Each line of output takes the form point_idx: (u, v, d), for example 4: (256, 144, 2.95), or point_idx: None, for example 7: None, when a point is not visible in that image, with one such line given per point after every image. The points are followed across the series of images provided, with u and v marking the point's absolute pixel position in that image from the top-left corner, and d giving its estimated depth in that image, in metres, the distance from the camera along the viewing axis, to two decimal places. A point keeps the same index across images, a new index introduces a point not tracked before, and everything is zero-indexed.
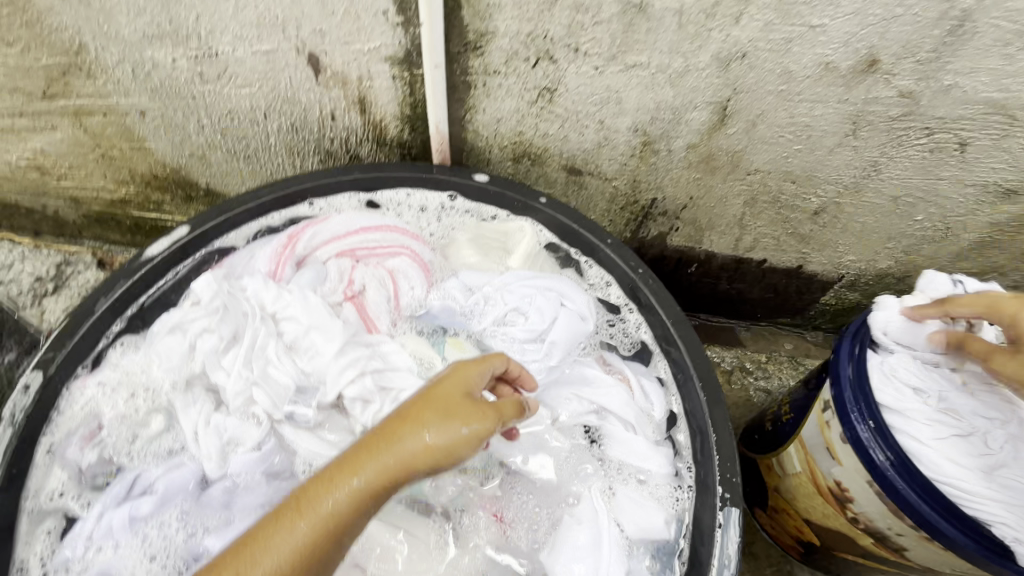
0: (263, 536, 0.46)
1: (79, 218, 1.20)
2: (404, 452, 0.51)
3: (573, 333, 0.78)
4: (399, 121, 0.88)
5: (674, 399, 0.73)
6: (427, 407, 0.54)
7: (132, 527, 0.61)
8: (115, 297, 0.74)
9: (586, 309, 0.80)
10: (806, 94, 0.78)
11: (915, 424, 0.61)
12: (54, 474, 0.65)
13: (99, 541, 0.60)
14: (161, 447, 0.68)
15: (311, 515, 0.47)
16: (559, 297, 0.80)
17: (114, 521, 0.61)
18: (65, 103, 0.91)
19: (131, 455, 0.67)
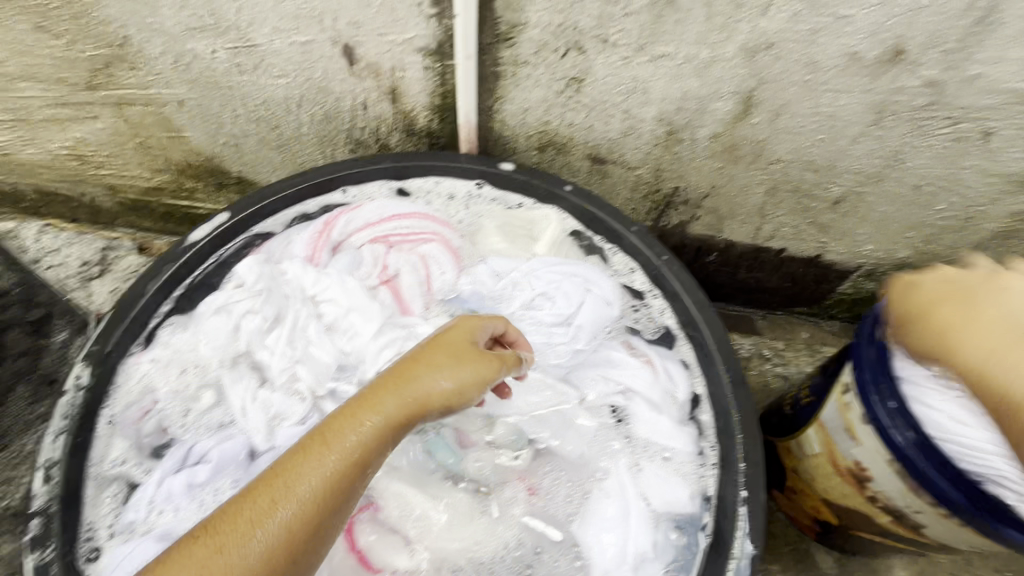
0: (296, 469, 0.51)
1: (115, 206, 1.24)
2: (417, 392, 0.57)
3: (599, 319, 0.82)
4: (429, 111, 0.91)
5: (698, 381, 0.75)
6: (437, 354, 0.60)
7: (190, 492, 0.66)
8: (163, 279, 0.77)
9: (610, 296, 0.83)
10: (831, 84, 0.79)
11: (921, 377, 0.66)
12: (116, 443, 0.69)
13: (160, 505, 0.65)
14: (212, 420, 0.73)
15: (337, 448, 0.52)
16: (585, 283, 0.84)
17: (173, 486, 0.66)
18: (107, 94, 0.95)
19: (184, 427, 0.72)
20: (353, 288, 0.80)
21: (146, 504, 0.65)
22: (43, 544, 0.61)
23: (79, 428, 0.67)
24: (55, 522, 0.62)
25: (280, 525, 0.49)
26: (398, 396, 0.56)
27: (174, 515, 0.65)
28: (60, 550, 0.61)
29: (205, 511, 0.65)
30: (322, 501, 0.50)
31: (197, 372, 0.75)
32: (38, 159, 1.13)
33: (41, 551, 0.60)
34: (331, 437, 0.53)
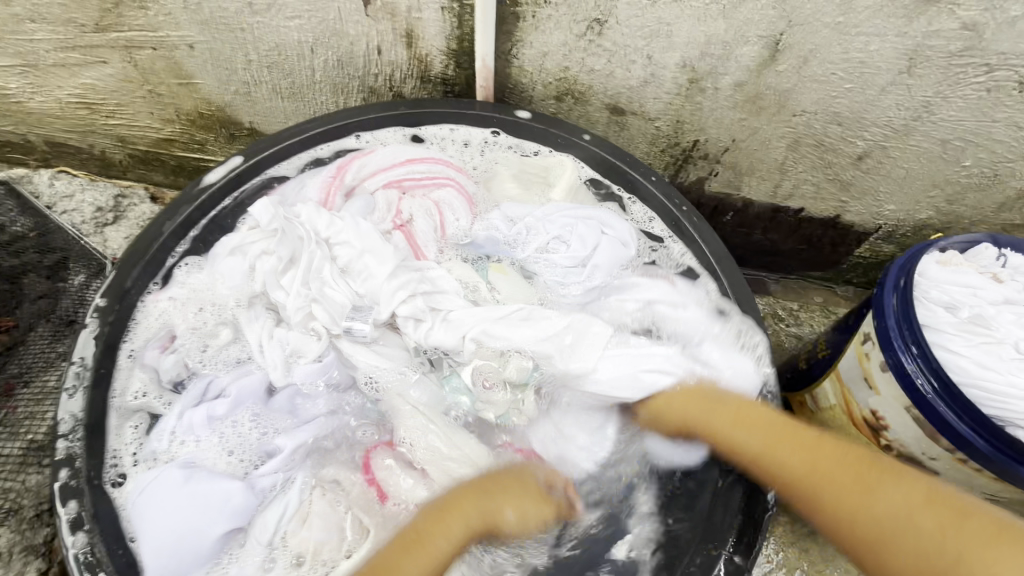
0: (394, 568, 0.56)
1: (125, 158, 1.23)
2: (496, 508, 0.64)
3: (615, 257, 0.82)
4: (445, 56, 0.88)
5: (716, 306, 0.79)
6: (511, 481, 0.66)
7: (210, 424, 0.67)
8: (179, 220, 0.77)
9: (624, 237, 0.83)
10: (864, 26, 0.76)
11: (947, 335, 0.65)
12: (136, 376, 0.69)
13: (182, 436, 0.67)
14: (231, 357, 0.73)
15: (429, 549, 0.59)
16: (600, 224, 0.83)
17: (194, 418, 0.67)
18: (117, 36, 0.93)
19: (203, 362, 0.72)
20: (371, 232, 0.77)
21: (167, 436, 0.66)
22: (69, 469, 0.62)
23: (99, 361, 0.68)
24: (80, 448, 0.63)
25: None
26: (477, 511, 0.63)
27: (195, 446, 0.67)
28: (87, 476, 0.62)
29: (229, 441, 0.68)
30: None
31: (215, 311, 0.75)
32: (48, 108, 1.11)
33: (70, 475, 0.61)
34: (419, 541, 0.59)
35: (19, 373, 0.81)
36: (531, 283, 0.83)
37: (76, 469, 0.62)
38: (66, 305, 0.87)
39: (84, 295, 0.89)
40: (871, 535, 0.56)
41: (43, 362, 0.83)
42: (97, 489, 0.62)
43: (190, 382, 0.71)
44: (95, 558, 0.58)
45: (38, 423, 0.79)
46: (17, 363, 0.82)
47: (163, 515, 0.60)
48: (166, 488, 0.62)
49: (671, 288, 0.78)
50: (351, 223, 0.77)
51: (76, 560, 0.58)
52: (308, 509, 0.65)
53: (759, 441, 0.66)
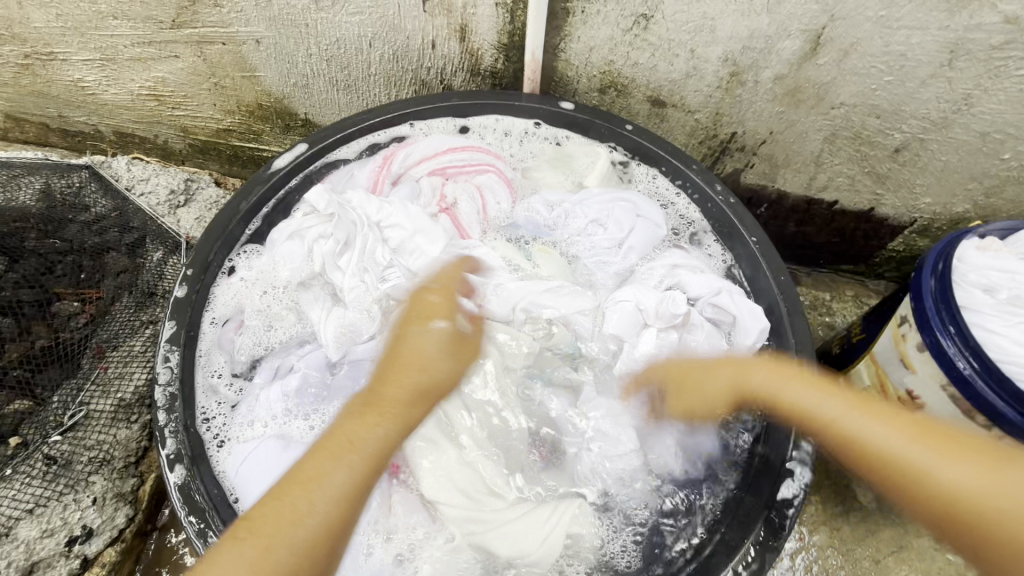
0: (314, 473, 0.51)
1: (186, 147, 1.31)
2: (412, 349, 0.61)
3: (650, 239, 0.86)
4: (495, 50, 0.93)
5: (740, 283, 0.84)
6: (416, 345, 0.61)
7: (285, 400, 0.72)
8: (253, 199, 0.83)
9: (656, 224, 0.87)
10: (906, 20, 0.78)
11: (986, 317, 0.67)
12: (215, 358, 0.75)
13: (263, 414, 0.71)
14: (296, 336, 0.79)
15: (360, 451, 0.53)
16: (635, 208, 0.87)
17: (270, 395, 0.72)
18: (191, 32, 1.00)
19: (270, 347, 0.77)
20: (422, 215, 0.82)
21: (250, 409, 0.71)
22: (166, 417, 0.67)
23: (187, 325, 0.74)
24: (174, 402, 0.69)
25: (295, 537, 0.48)
26: (399, 400, 0.57)
27: (277, 423, 0.71)
28: (182, 424, 0.68)
29: (303, 411, 0.72)
30: (339, 505, 0.50)
31: (278, 295, 0.79)
32: (120, 99, 1.19)
33: (167, 412, 0.68)
34: (350, 445, 0.53)
35: (108, 338, 0.89)
36: (571, 265, 0.88)
37: (171, 417, 0.68)
38: (146, 278, 0.95)
39: (162, 269, 0.97)
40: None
41: (129, 329, 0.91)
42: (194, 437, 0.68)
43: (261, 366, 0.76)
44: (192, 489, 0.64)
45: (127, 381, 0.88)
46: (106, 331, 0.90)
47: (264, 482, 0.65)
48: (264, 460, 0.66)
49: (697, 271, 0.82)
50: (401, 206, 0.82)
51: (178, 491, 0.64)
52: (391, 502, 0.69)
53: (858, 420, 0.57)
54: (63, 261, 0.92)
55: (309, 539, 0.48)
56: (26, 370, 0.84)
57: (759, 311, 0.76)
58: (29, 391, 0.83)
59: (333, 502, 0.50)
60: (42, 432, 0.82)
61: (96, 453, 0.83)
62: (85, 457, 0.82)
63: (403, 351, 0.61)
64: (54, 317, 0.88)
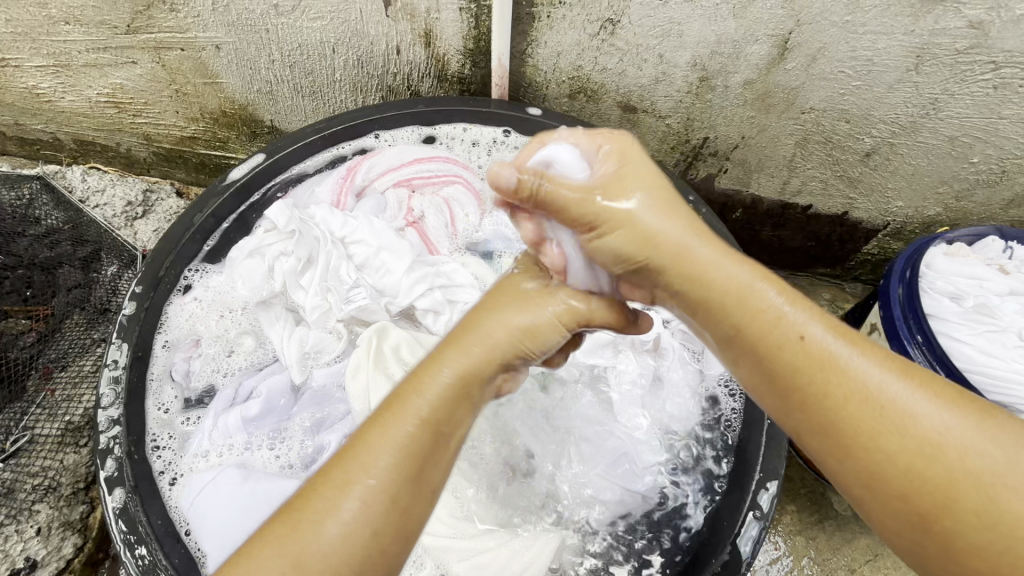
0: (358, 447, 0.45)
1: (150, 156, 1.27)
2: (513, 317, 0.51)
3: None
4: (461, 56, 0.92)
5: None
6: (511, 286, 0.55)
7: (246, 427, 0.68)
8: (209, 212, 0.79)
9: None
10: (871, 25, 0.78)
11: (954, 325, 0.67)
12: (167, 385, 0.71)
13: (222, 442, 0.67)
14: (255, 361, 0.74)
15: (406, 415, 0.46)
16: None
17: (229, 421, 0.67)
18: (147, 37, 0.97)
19: (226, 373, 0.73)
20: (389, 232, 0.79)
21: (205, 435, 0.67)
22: (109, 442, 0.64)
23: (136, 345, 0.70)
24: (118, 429, 0.65)
25: (338, 530, 0.41)
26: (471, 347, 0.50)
27: (237, 452, 0.67)
28: (126, 448, 0.64)
29: (263, 438, 0.68)
30: (394, 490, 0.43)
31: (235, 317, 0.76)
32: (78, 107, 1.15)
33: (109, 437, 0.64)
34: (399, 402, 0.46)
35: (56, 358, 0.86)
36: None
37: (113, 440, 0.64)
38: (99, 294, 0.92)
39: (115, 284, 0.93)
40: (941, 510, 0.40)
41: (78, 348, 0.88)
42: (137, 464, 0.64)
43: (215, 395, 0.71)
44: (132, 517, 0.61)
45: (76, 404, 0.85)
46: (54, 350, 0.86)
47: (223, 514, 0.61)
48: (222, 491, 0.62)
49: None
50: (365, 220, 0.79)
51: (116, 517, 0.60)
52: None
53: (736, 271, 0.46)
54: (12, 276, 0.87)
55: (352, 532, 0.41)
56: None
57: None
58: None
59: (388, 477, 0.43)
60: None
61: (41, 481, 0.79)
62: (29, 485, 0.79)
63: (504, 295, 0.54)
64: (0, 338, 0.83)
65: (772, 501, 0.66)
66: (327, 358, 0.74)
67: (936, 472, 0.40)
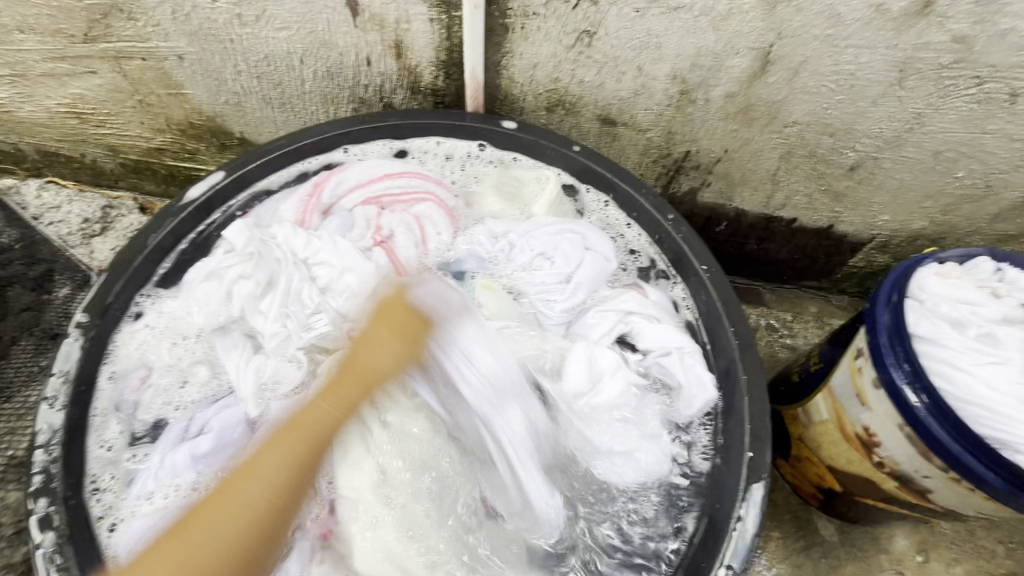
0: (250, 470, 0.52)
1: (116, 167, 1.22)
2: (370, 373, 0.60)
3: (598, 272, 0.81)
4: (434, 67, 0.88)
5: (690, 310, 0.79)
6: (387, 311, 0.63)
7: (195, 465, 0.64)
8: (166, 233, 0.76)
9: (605, 255, 0.82)
10: (854, 38, 0.76)
11: (949, 352, 0.65)
12: (111, 422, 0.67)
13: (167, 482, 0.63)
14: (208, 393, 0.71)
15: (276, 448, 0.53)
16: (582, 240, 0.82)
17: (176, 459, 0.64)
18: (106, 47, 0.93)
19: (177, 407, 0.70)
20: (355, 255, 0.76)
21: (150, 474, 0.64)
22: (42, 484, 0.60)
23: (79, 378, 0.67)
24: (54, 469, 0.61)
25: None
26: (335, 410, 0.58)
27: (185, 492, 0.64)
28: (61, 491, 0.60)
29: (213, 477, 0.65)
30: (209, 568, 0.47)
31: (190, 345, 0.73)
32: (39, 117, 1.11)
33: (44, 478, 0.60)
34: (297, 455, 0.54)
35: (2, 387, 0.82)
36: (518, 302, 0.81)
37: (50, 479, 0.60)
38: (50, 317, 0.86)
39: (68, 306, 0.88)
40: None
41: (26, 376, 0.83)
42: (74, 508, 0.60)
43: (166, 428, 0.68)
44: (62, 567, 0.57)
45: (19, 438, 0.80)
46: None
47: None
48: (167, 536, 0.59)
49: (654, 320, 0.77)
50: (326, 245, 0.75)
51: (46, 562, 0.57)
52: None
53: None
54: None
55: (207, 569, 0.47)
56: None
57: (707, 380, 0.72)
58: None
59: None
60: None
61: None
62: None
63: (365, 362, 0.61)
64: None
65: (752, 535, 0.63)
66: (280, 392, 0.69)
67: None
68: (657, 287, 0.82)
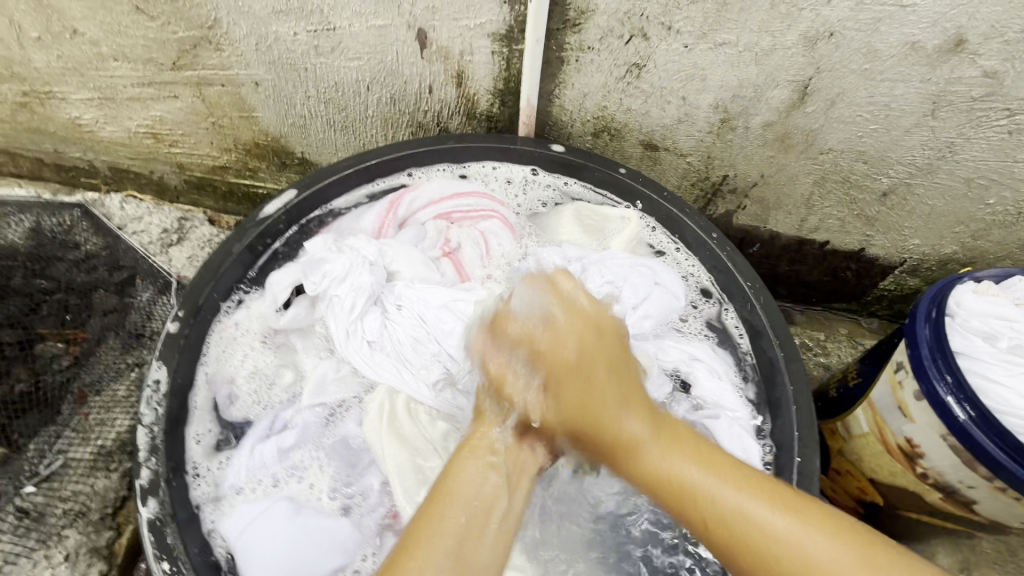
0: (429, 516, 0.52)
1: (180, 184, 1.31)
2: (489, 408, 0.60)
3: (665, 308, 0.85)
4: (491, 95, 0.96)
5: (744, 344, 0.83)
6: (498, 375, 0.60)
7: (282, 458, 0.72)
8: (247, 241, 0.82)
9: (675, 293, 0.86)
10: (889, 73, 0.81)
11: (986, 365, 0.68)
12: (202, 417, 0.75)
13: (259, 474, 0.71)
14: (292, 390, 0.78)
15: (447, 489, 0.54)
16: (653, 275, 0.86)
17: (265, 453, 0.72)
18: (190, 74, 1.01)
19: (265, 402, 0.77)
20: (445, 313, 0.76)
21: (243, 464, 0.71)
22: (149, 462, 0.67)
23: (176, 373, 0.73)
24: (158, 451, 0.69)
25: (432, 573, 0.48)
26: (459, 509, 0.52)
27: (277, 484, 0.71)
28: (165, 471, 0.68)
29: (292, 470, 0.72)
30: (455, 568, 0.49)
31: (268, 345, 0.80)
32: (117, 137, 1.20)
33: (151, 463, 0.67)
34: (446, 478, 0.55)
35: (91, 382, 0.92)
36: None
37: (156, 467, 0.67)
38: (134, 318, 0.98)
39: (150, 309, 0.99)
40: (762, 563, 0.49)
41: (112, 373, 0.94)
42: (177, 490, 0.68)
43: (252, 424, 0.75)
44: (161, 527, 0.64)
45: (107, 428, 0.90)
46: (88, 374, 0.92)
47: (272, 544, 0.65)
48: (274, 523, 0.67)
49: (715, 374, 0.80)
50: (416, 297, 0.78)
51: (150, 530, 0.64)
52: None
53: None
54: (49, 300, 0.94)
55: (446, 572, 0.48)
56: (6, 414, 0.85)
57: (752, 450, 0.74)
58: (5, 439, 0.84)
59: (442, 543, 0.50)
60: (16, 482, 0.82)
61: (72, 505, 0.84)
62: (60, 509, 0.83)
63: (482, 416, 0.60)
64: (37, 359, 0.90)
65: None
66: (347, 398, 0.76)
67: (728, 518, 0.50)
68: (716, 319, 0.87)
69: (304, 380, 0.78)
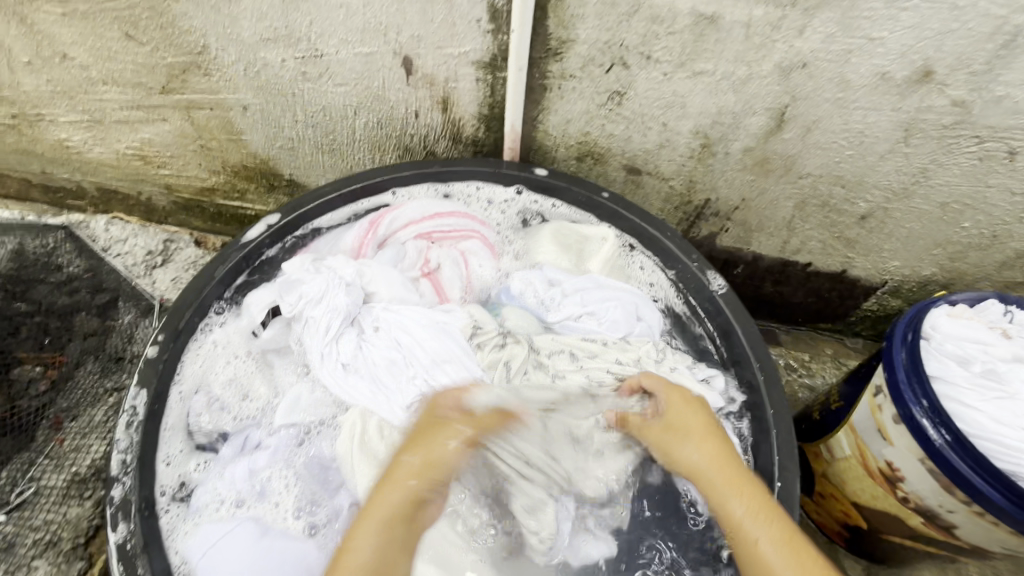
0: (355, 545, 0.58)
1: (168, 205, 1.31)
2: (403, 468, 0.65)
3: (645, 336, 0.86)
4: (476, 120, 0.97)
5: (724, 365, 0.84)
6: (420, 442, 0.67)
7: (252, 477, 0.71)
8: (230, 265, 0.84)
9: (657, 327, 0.87)
10: (862, 101, 0.83)
11: (960, 388, 0.68)
12: (175, 437, 0.74)
13: (228, 495, 0.70)
14: (264, 408, 0.78)
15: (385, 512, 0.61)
16: (634, 310, 0.87)
17: (236, 471, 0.71)
18: (179, 97, 1.02)
19: (237, 422, 0.77)
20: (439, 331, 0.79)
21: (212, 485, 0.71)
22: (121, 487, 0.68)
23: (153, 397, 0.74)
24: (131, 476, 0.69)
25: None
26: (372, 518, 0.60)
27: (246, 505, 0.70)
28: (138, 503, 0.67)
29: (260, 491, 0.71)
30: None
31: (244, 361, 0.80)
32: (105, 158, 1.20)
33: (122, 491, 0.67)
34: (368, 505, 0.62)
35: (67, 407, 0.91)
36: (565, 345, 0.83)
37: (128, 492, 0.68)
38: (114, 341, 0.97)
39: (131, 332, 0.99)
40: None
41: (91, 398, 0.93)
42: (146, 517, 0.67)
43: (226, 440, 0.75)
44: (130, 553, 0.64)
45: (82, 454, 0.89)
46: (66, 399, 0.92)
47: (235, 567, 0.65)
48: (239, 543, 0.66)
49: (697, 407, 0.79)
50: (395, 318, 0.80)
51: (117, 558, 0.64)
52: None
53: None
54: (30, 324, 0.95)
55: None
56: None
57: None
58: None
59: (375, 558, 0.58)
60: None
61: (42, 535, 0.83)
62: (30, 540, 0.82)
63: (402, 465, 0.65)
64: (14, 384, 0.90)
65: None
66: (326, 416, 0.76)
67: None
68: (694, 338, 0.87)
69: (280, 397, 0.78)
